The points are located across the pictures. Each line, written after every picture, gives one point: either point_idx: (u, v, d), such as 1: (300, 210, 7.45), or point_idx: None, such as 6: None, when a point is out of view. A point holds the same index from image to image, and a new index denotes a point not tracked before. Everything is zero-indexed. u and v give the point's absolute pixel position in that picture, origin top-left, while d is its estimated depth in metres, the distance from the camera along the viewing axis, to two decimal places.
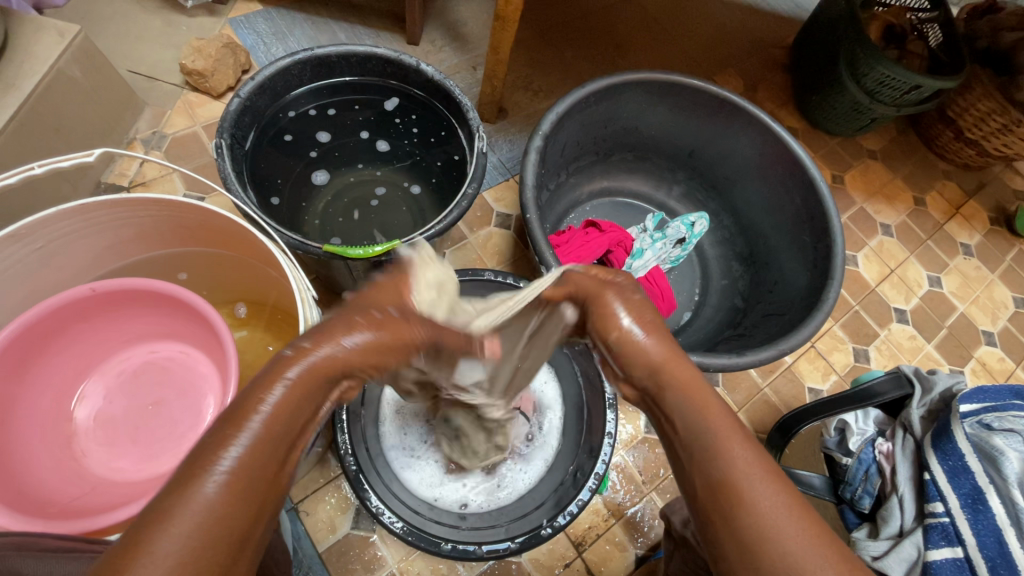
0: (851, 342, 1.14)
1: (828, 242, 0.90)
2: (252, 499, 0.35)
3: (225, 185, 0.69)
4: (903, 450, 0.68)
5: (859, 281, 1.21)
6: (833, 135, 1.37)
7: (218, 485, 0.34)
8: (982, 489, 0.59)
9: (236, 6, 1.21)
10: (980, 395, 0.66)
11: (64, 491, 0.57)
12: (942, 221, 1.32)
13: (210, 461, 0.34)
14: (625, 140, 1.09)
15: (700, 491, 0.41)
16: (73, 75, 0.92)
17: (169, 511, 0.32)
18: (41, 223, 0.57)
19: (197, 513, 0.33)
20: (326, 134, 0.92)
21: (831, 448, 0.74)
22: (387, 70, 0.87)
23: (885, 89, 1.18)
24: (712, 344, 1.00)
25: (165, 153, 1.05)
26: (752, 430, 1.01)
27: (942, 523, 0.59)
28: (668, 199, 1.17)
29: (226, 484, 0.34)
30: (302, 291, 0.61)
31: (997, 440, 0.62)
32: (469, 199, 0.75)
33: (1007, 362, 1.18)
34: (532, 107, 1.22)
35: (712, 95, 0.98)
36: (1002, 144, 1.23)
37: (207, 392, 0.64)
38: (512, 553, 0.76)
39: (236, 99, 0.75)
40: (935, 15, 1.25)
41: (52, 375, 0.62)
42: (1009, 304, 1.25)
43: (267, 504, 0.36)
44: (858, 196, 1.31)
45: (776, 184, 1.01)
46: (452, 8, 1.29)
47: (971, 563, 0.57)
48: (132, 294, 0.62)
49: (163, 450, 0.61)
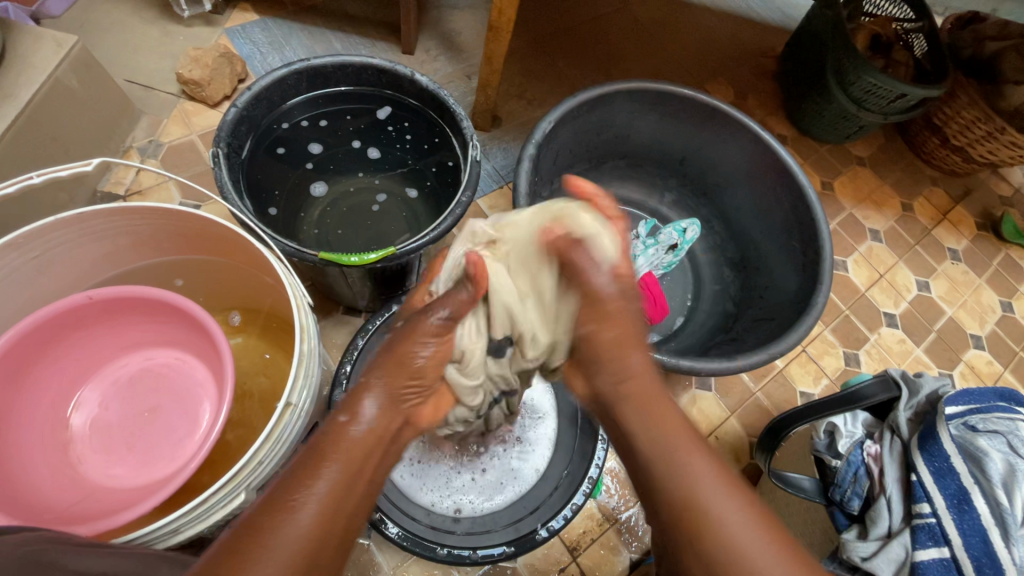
0: (841, 346, 1.15)
1: (817, 247, 0.92)
2: (321, 522, 0.41)
3: (221, 194, 0.70)
4: (891, 451, 0.69)
5: (849, 285, 1.23)
6: (822, 142, 1.39)
7: (307, 517, 0.41)
8: (966, 489, 0.60)
9: (233, 16, 1.22)
10: (965, 398, 0.67)
11: (61, 498, 0.58)
12: (930, 226, 1.34)
13: (306, 484, 0.42)
14: (616, 147, 1.11)
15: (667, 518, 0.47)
16: (70, 85, 0.93)
17: (267, 533, 0.39)
18: (39, 232, 0.58)
19: (296, 532, 0.40)
20: (318, 146, 0.93)
21: (820, 451, 0.75)
22: (381, 80, 0.88)
23: (871, 98, 1.20)
24: (704, 350, 1.02)
25: (162, 161, 1.06)
26: (745, 433, 1.02)
27: (928, 524, 0.61)
28: (660, 206, 1.19)
29: (317, 512, 0.41)
30: (299, 298, 0.61)
31: (982, 442, 0.64)
32: (463, 207, 0.75)
33: (995, 365, 1.20)
34: (526, 116, 1.23)
35: (701, 103, 1.00)
36: (987, 150, 1.26)
37: (203, 399, 0.65)
38: (507, 558, 0.75)
39: (233, 109, 0.76)
40: (920, 26, 1.28)
41: (49, 382, 0.62)
42: (997, 308, 1.27)
43: (342, 541, 0.43)
44: (847, 202, 1.33)
45: (765, 191, 1.02)
46: (446, 18, 1.31)
47: (956, 563, 0.58)
48: (128, 302, 0.63)
49: (160, 458, 0.62)
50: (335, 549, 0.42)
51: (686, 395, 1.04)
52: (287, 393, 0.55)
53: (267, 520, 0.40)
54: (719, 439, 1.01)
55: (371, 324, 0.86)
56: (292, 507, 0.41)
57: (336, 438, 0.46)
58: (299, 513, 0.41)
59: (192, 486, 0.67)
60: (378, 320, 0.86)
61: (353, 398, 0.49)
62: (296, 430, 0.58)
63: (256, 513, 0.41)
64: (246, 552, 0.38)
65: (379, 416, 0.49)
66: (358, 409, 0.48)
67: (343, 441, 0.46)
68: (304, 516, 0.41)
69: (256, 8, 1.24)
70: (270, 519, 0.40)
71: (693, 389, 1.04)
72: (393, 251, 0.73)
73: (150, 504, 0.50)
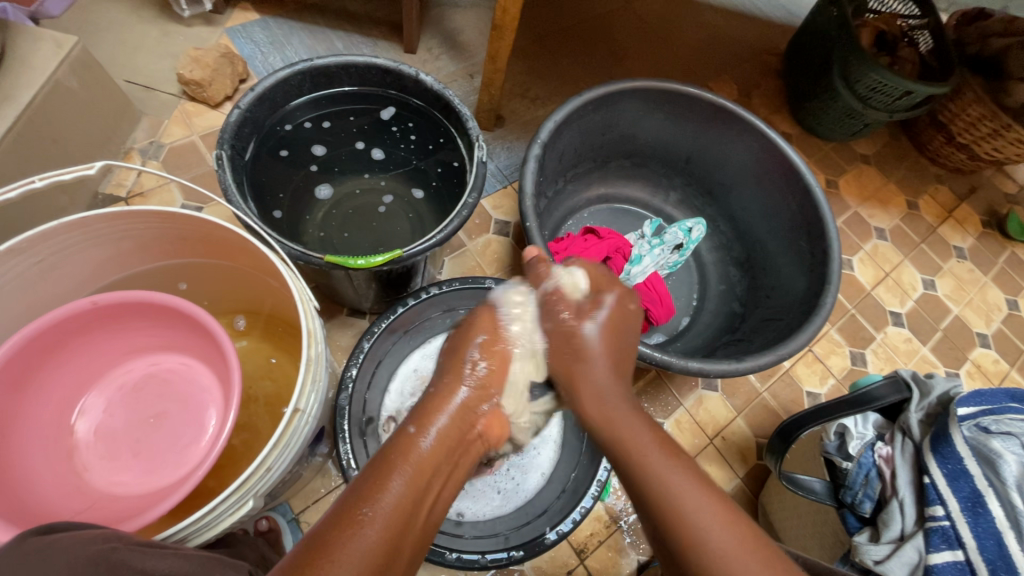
0: (848, 346, 1.14)
1: (825, 247, 0.91)
2: (387, 537, 0.43)
3: (225, 196, 0.69)
4: (903, 453, 0.68)
5: (856, 284, 1.22)
6: (827, 141, 1.39)
7: (371, 533, 0.43)
8: (981, 492, 0.60)
9: (233, 16, 1.21)
10: (977, 399, 0.67)
11: (66, 506, 0.57)
12: (935, 224, 1.34)
13: (370, 498, 0.45)
14: (621, 147, 1.10)
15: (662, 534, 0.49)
16: (70, 86, 0.92)
17: (334, 546, 0.41)
18: (42, 237, 0.57)
19: (362, 548, 0.41)
20: (322, 148, 0.92)
21: (831, 452, 0.75)
22: (386, 80, 0.87)
23: (877, 95, 1.19)
24: (711, 350, 1.01)
25: (163, 162, 1.05)
26: (752, 434, 1.02)
27: (942, 526, 0.60)
28: (665, 205, 1.18)
29: (380, 531, 0.43)
30: (306, 302, 0.60)
31: (995, 444, 0.63)
32: (469, 209, 0.75)
33: (1002, 364, 1.19)
34: (529, 115, 1.23)
35: (708, 102, 0.99)
36: (993, 148, 1.25)
37: (209, 404, 0.65)
38: (515, 562, 0.75)
39: (237, 110, 0.75)
40: (925, 22, 1.27)
41: (52, 389, 0.61)
42: (1003, 306, 1.26)
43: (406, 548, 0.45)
44: (852, 200, 1.33)
45: (772, 190, 1.02)
46: (448, 17, 1.30)
47: (971, 566, 0.58)
48: (132, 307, 0.62)
49: (166, 464, 0.61)
50: (397, 556, 0.44)
51: (693, 395, 1.03)
52: (295, 399, 0.54)
53: (334, 536, 0.42)
54: (725, 440, 1.00)
55: (377, 325, 0.85)
56: (358, 523, 0.43)
57: (404, 452, 0.50)
58: (363, 525, 0.43)
59: (199, 491, 0.67)
60: (384, 322, 0.85)
61: (423, 413, 0.55)
62: (303, 436, 0.57)
63: (324, 528, 0.42)
64: (319, 560, 0.40)
65: (445, 429, 0.54)
66: (425, 424, 0.53)
67: (411, 454, 0.50)
68: (371, 533, 0.42)
69: (257, 8, 1.23)
70: (345, 530, 0.42)
71: (699, 390, 1.04)
72: (399, 254, 0.72)
73: (157, 512, 0.50)
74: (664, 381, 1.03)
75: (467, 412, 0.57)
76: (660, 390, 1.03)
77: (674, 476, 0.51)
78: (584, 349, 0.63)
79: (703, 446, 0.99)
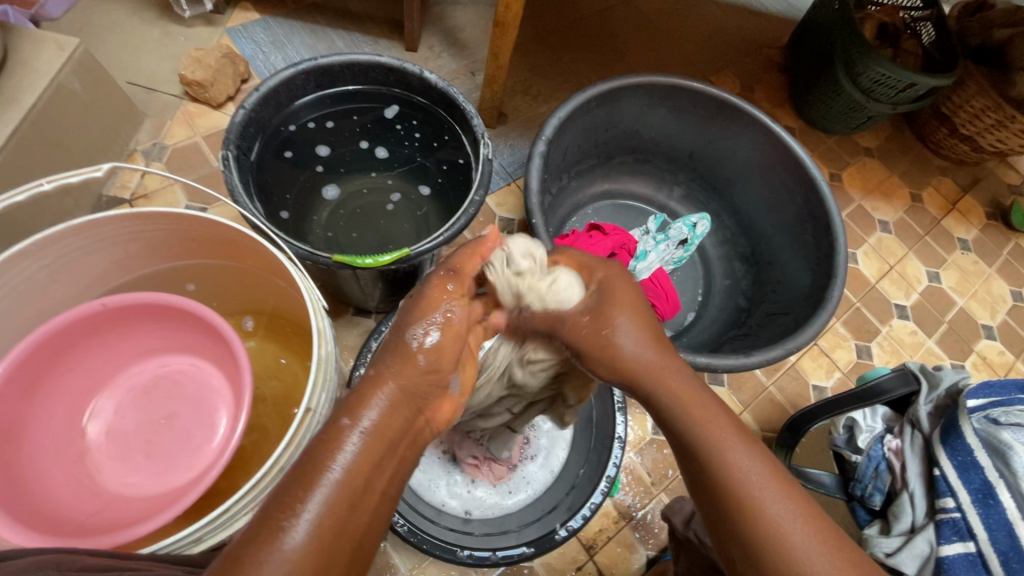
0: (853, 339, 1.14)
1: (830, 241, 0.91)
2: (315, 549, 0.36)
3: (232, 197, 0.69)
4: (912, 446, 0.68)
5: (860, 278, 1.22)
6: (830, 134, 1.38)
7: (298, 538, 0.36)
8: (992, 483, 0.60)
9: (234, 16, 1.21)
10: (986, 391, 0.67)
11: (79, 508, 0.57)
12: (939, 217, 1.33)
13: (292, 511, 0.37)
14: (625, 143, 1.09)
15: (714, 499, 0.43)
16: (73, 89, 0.92)
17: (250, 560, 0.35)
18: (50, 241, 0.57)
19: (285, 560, 0.35)
20: (326, 147, 0.92)
21: (840, 446, 0.75)
22: (389, 79, 0.87)
23: (880, 88, 1.19)
24: (717, 345, 1.01)
25: (166, 164, 1.05)
26: (759, 429, 1.02)
27: (953, 518, 0.60)
28: (669, 201, 1.18)
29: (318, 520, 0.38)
30: (315, 303, 0.60)
31: (1006, 435, 0.63)
32: (476, 206, 0.74)
33: (1007, 356, 1.19)
34: (531, 112, 1.22)
35: (712, 96, 0.99)
36: (997, 139, 1.25)
37: (219, 405, 0.65)
38: (526, 559, 0.75)
39: (241, 110, 0.75)
40: (928, 14, 1.27)
41: (64, 391, 0.61)
42: (1008, 298, 1.26)
43: (353, 555, 0.39)
44: (856, 193, 1.32)
45: (777, 184, 1.01)
46: (449, 14, 1.29)
47: (982, 558, 0.58)
48: (142, 309, 0.62)
49: (177, 465, 0.61)
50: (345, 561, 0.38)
51: None
52: (307, 398, 0.54)
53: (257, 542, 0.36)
54: None
55: (385, 324, 0.85)
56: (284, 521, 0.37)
57: (327, 446, 0.41)
58: (285, 537, 0.36)
59: (209, 492, 0.67)
60: (392, 320, 0.86)
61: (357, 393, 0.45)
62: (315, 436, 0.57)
63: (243, 538, 0.36)
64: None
65: (383, 416, 0.44)
66: (359, 412, 0.43)
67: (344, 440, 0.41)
68: (295, 540, 0.36)
69: (258, 7, 1.23)
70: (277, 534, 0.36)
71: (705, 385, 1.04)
72: (406, 253, 0.72)
73: (167, 517, 0.50)
74: None
75: (422, 389, 0.47)
76: None
77: (740, 455, 0.44)
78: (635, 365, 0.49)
79: None
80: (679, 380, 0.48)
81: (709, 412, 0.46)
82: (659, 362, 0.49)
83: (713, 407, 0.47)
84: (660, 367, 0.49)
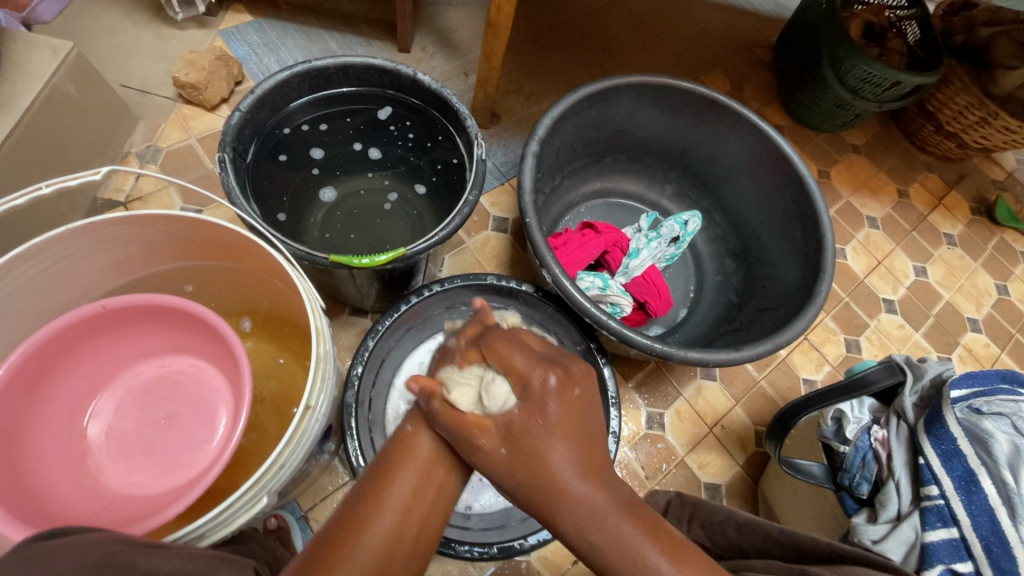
0: (842, 333, 1.16)
1: (818, 237, 0.93)
2: (391, 535, 0.44)
3: (229, 199, 0.70)
4: (898, 436, 0.70)
5: (849, 273, 1.24)
6: (818, 132, 1.40)
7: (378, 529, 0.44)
8: (974, 471, 0.61)
9: (226, 18, 1.21)
10: (968, 381, 0.69)
11: (82, 507, 0.58)
12: (925, 212, 1.36)
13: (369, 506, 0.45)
14: (617, 142, 1.11)
15: None
16: (67, 92, 0.92)
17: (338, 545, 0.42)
18: (50, 243, 0.57)
19: (371, 542, 0.43)
20: (320, 150, 0.93)
21: (828, 437, 0.76)
22: (384, 81, 0.88)
23: (867, 86, 1.21)
24: (709, 340, 1.03)
25: (161, 166, 1.05)
26: (751, 422, 1.04)
27: (937, 505, 0.62)
28: (661, 199, 1.19)
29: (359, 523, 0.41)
30: (313, 302, 0.61)
31: (987, 424, 0.65)
32: (471, 206, 0.76)
33: (992, 348, 1.21)
34: (524, 112, 1.23)
35: (701, 96, 1.00)
36: (981, 136, 1.27)
37: (219, 405, 0.66)
38: (524, 552, 0.77)
39: (237, 113, 0.76)
40: (912, 13, 1.29)
41: (66, 392, 0.62)
42: (993, 291, 1.28)
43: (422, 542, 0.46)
44: (844, 190, 1.35)
45: (766, 181, 1.03)
46: (442, 15, 1.30)
47: (966, 543, 0.60)
48: (141, 310, 0.63)
49: (179, 465, 0.62)
50: (419, 539, 0.45)
51: (692, 385, 1.05)
52: (306, 396, 0.55)
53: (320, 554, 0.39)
54: (724, 428, 1.02)
55: (382, 322, 0.86)
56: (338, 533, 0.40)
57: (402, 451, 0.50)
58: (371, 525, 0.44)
59: (209, 491, 0.68)
60: (389, 319, 0.86)
61: None
62: (314, 433, 0.59)
63: (331, 525, 0.44)
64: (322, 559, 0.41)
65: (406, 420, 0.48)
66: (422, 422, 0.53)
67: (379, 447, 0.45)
68: (376, 529, 0.44)
69: (250, 9, 1.23)
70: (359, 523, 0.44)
71: (698, 379, 1.06)
72: (403, 252, 0.73)
73: (170, 515, 0.50)
74: (663, 372, 1.05)
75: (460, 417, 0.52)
76: (660, 381, 1.04)
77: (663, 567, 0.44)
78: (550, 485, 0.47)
79: (703, 435, 1.01)
80: (598, 517, 0.46)
81: (633, 544, 0.45)
82: (582, 486, 0.47)
83: (629, 532, 0.45)
84: (565, 487, 0.47)
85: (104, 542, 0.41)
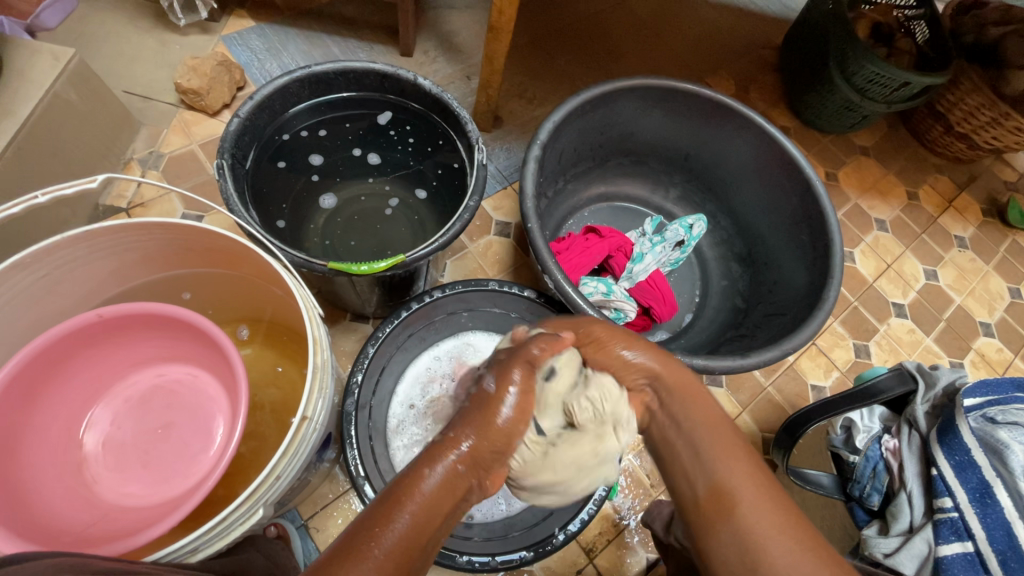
0: (851, 338, 1.14)
1: (826, 241, 0.91)
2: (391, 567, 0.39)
3: (227, 206, 0.69)
4: (910, 446, 0.68)
5: (857, 277, 1.22)
6: (826, 134, 1.39)
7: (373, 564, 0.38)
8: (989, 483, 0.60)
9: (229, 24, 1.21)
10: (982, 389, 0.67)
11: (77, 519, 0.58)
12: (936, 214, 1.33)
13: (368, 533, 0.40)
14: (620, 145, 1.10)
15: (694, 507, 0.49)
16: (69, 99, 0.92)
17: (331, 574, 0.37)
18: (45, 252, 0.57)
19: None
20: (319, 156, 0.92)
21: (838, 447, 0.75)
22: (384, 85, 0.87)
23: (875, 87, 1.19)
24: (715, 346, 1.01)
25: (163, 172, 1.05)
26: (758, 430, 1.02)
27: (950, 518, 0.60)
28: (665, 202, 1.18)
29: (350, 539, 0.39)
30: (310, 310, 0.60)
31: (1002, 434, 0.63)
32: (471, 211, 0.75)
33: (1005, 353, 1.19)
34: (527, 115, 1.23)
35: (706, 98, 0.99)
36: (992, 137, 1.25)
37: (216, 414, 0.65)
38: (526, 563, 0.76)
39: (236, 119, 0.75)
40: (921, 13, 1.27)
41: (62, 402, 0.61)
42: (1005, 294, 1.26)
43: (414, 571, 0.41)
44: (852, 192, 1.33)
45: (772, 184, 1.02)
46: (444, 18, 1.30)
47: (981, 558, 0.58)
48: (137, 319, 0.62)
49: (175, 475, 0.62)
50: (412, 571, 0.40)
51: None
52: (303, 406, 0.55)
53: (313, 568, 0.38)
54: None
55: (382, 329, 0.85)
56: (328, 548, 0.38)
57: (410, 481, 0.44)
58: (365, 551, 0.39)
59: (209, 501, 0.67)
60: (390, 324, 0.86)
61: None
62: (311, 443, 0.58)
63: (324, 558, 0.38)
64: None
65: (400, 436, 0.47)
66: (442, 453, 0.47)
67: None
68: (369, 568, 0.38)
69: (252, 14, 1.23)
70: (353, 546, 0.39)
71: (704, 386, 1.04)
72: (402, 259, 0.72)
73: (162, 528, 0.49)
74: None
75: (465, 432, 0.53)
76: None
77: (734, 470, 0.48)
78: (642, 368, 0.56)
79: None
80: (692, 401, 0.53)
81: (708, 432, 0.51)
82: (674, 369, 0.56)
83: (717, 424, 0.51)
84: (666, 367, 0.56)
85: (92, 557, 0.40)
